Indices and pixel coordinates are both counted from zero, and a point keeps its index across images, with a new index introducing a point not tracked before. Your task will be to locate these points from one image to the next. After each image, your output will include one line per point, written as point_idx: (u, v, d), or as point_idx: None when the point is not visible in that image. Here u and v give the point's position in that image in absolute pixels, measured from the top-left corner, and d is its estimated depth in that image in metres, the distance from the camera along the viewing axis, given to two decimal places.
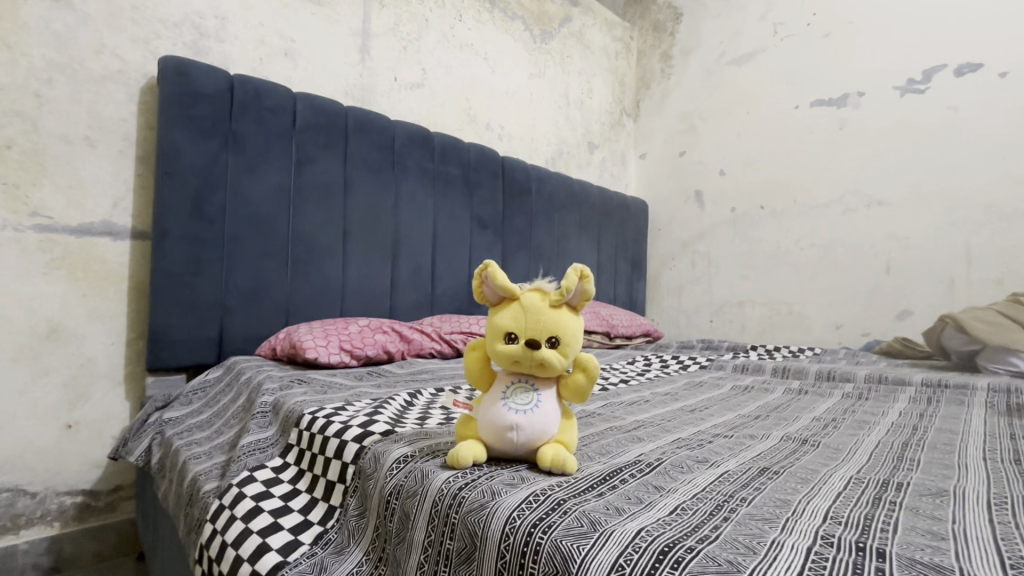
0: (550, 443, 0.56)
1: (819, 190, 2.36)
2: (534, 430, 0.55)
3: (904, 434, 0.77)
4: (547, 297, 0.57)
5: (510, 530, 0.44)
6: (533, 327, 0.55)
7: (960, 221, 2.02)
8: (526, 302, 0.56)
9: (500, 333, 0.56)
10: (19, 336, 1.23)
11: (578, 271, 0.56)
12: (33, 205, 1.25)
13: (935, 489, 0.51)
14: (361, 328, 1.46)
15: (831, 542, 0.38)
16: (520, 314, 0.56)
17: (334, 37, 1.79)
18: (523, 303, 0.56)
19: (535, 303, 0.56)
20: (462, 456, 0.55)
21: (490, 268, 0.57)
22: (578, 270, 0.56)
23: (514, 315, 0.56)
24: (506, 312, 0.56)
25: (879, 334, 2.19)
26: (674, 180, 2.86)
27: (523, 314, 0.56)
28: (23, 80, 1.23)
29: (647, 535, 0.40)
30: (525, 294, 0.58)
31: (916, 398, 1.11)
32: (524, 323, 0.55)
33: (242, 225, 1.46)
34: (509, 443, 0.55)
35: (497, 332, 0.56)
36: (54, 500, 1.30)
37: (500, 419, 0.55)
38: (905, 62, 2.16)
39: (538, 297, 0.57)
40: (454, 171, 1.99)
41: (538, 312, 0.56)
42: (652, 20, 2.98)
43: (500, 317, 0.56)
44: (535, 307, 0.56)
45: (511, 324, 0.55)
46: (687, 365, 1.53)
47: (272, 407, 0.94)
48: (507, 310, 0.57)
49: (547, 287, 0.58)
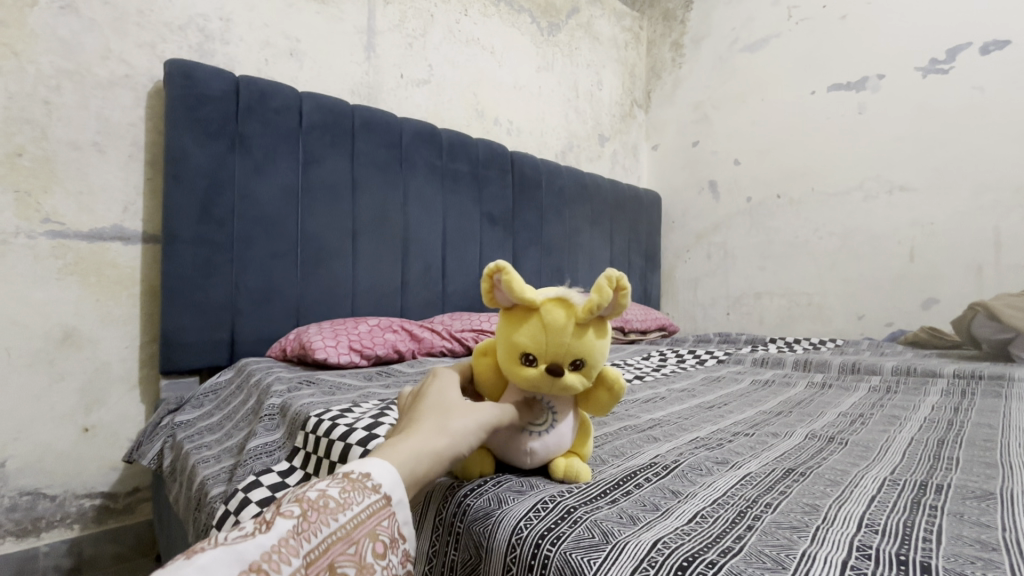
0: (568, 458, 0.54)
1: (837, 177, 2.29)
2: (550, 448, 0.53)
3: (939, 430, 0.72)
4: (572, 312, 0.51)
5: (517, 541, 0.41)
6: (556, 352, 0.50)
7: (989, 204, 1.94)
8: (548, 320, 0.51)
9: (518, 354, 0.51)
10: (35, 342, 1.24)
11: (611, 283, 0.50)
12: (45, 210, 1.25)
13: (979, 492, 0.48)
14: (371, 327, 1.44)
15: (869, 556, 0.35)
16: (542, 334, 0.51)
17: (339, 37, 1.77)
18: (545, 321, 0.51)
19: (560, 323, 0.50)
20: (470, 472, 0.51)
21: (507, 279, 0.50)
22: (611, 282, 0.50)
23: (534, 335, 0.51)
24: (526, 330, 0.51)
25: (904, 324, 2.11)
26: (687, 171, 2.80)
27: (545, 334, 0.51)
28: (32, 87, 1.24)
29: (664, 547, 0.38)
30: (546, 306, 0.52)
31: (949, 391, 1.06)
32: (546, 345, 0.51)
33: (252, 226, 1.46)
34: (521, 457, 0.53)
35: (514, 351, 0.51)
36: (73, 503, 1.31)
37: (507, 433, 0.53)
38: (928, 38, 2.07)
39: (563, 313, 0.51)
40: (462, 167, 1.96)
41: (562, 334, 0.50)
42: (661, 9, 2.91)
43: (518, 335, 0.51)
44: (560, 328, 0.50)
45: (530, 345, 0.51)
46: (705, 360, 1.49)
47: (280, 409, 0.93)
48: (526, 328, 0.51)
49: (572, 299, 0.52)
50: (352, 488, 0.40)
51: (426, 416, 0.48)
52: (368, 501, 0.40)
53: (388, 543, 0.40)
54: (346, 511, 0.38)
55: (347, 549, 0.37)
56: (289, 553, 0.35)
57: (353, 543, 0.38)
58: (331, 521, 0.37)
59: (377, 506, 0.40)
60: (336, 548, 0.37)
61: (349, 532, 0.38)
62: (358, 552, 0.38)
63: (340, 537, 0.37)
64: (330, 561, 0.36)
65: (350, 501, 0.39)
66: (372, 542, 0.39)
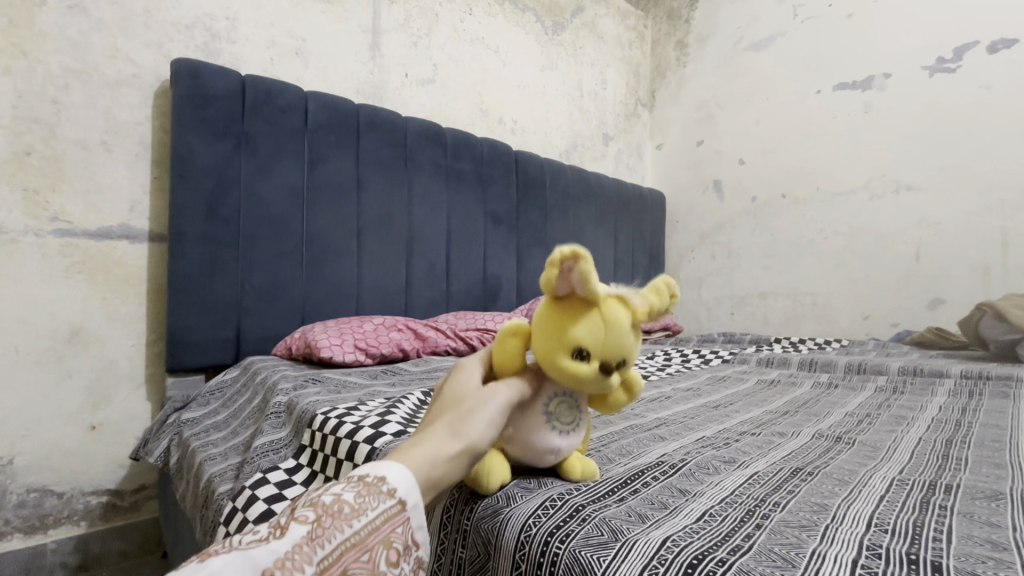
0: (578, 454, 0.55)
1: (843, 176, 2.28)
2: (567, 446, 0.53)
3: (947, 430, 0.72)
4: (631, 312, 0.51)
5: (526, 539, 0.41)
6: (611, 351, 0.49)
7: (996, 204, 1.93)
8: (611, 317, 0.49)
9: (573, 347, 0.48)
10: (44, 340, 1.25)
11: (669, 294, 0.52)
12: (53, 209, 1.26)
13: (989, 492, 0.48)
14: (376, 326, 1.45)
15: (879, 555, 0.35)
16: (603, 331, 0.49)
17: (344, 36, 1.78)
18: (608, 318, 0.49)
19: (622, 323, 0.49)
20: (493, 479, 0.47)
21: (587, 265, 0.47)
22: (669, 293, 0.52)
23: (595, 329, 0.48)
24: (587, 324, 0.48)
25: (910, 324, 2.10)
26: (692, 170, 2.79)
27: (607, 332, 0.49)
28: (41, 87, 1.24)
29: (673, 545, 0.38)
30: (607, 303, 0.50)
31: (957, 392, 1.06)
32: (604, 343, 0.49)
33: (258, 225, 1.46)
34: (536, 454, 0.52)
35: (569, 343, 0.48)
36: (81, 500, 1.32)
37: (528, 430, 0.51)
38: (935, 37, 2.06)
39: (624, 312, 0.50)
40: (467, 167, 1.96)
41: (623, 334, 0.49)
42: (666, 8, 2.90)
43: (577, 327, 0.48)
44: (621, 328, 0.49)
45: (589, 340, 0.48)
46: (710, 359, 1.48)
47: (286, 407, 0.94)
48: (587, 320, 0.48)
49: (633, 299, 0.51)
50: (367, 492, 0.40)
51: (443, 415, 0.46)
52: (383, 506, 0.39)
53: (401, 550, 0.40)
54: (360, 518, 0.38)
55: (361, 556, 0.38)
56: (303, 560, 0.36)
57: (366, 550, 0.38)
58: (344, 529, 0.38)
59: (391, 513, 0.40)
60: (349, 555, 0.37)
61: (362, 539, 0.38)
62: (371, 559, 0.38)
63: (354, 543, 0.38)
64: (342, 568, 0.37)
65: (364, 506, 0.39)
66: (385, 549, 0.39)
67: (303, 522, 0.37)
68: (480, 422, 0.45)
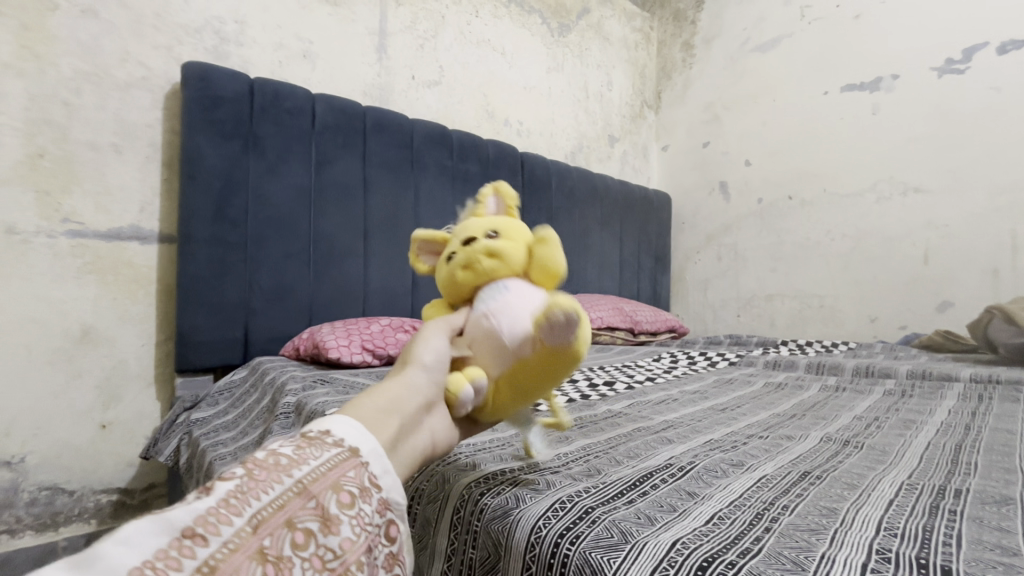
0: (543, 306, 0.52)
1: (850, 178, 2.27)
2: (517, 311, 0.52)
3: (957, 434, 0.72)
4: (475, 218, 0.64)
5: (536, 540, 0.42)
6: (466, 235, 0.60)
7: (1006, 206, 1.92)
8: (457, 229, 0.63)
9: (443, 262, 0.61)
10: (55, 340, 1.26)
11: (490, 186, 0.67)
12: (64, 210, 1.28)
13: (999, 497, 0.48)
14: (383, 327, 1.45)
15: (889, 559, 0.35)
16: (457, 238, 0.61)
17: (352, 38, 1.79)
18: (455, 232, 0.63)
19: (465, 222, 0.62)
20: (451, 386, 0.51)
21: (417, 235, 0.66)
22: (489, 186, 0.67)
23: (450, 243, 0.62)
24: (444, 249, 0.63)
25: (918, 327, 2.08)
26: (698, 172, 2.79)
27: (459, 235, 0.61)
28: (52, 90, 1.26)
29: (683, 547, 0.38)
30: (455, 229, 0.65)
31: (965, 395, 1.05)
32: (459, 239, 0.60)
33: (266, 226, 1.47)
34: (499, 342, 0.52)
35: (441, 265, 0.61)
36: (91, 498, 1.33)
37: (474, 334, 0.54)
38: (944, 38, 2.05)
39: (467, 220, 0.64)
40: (473, 168, 1.97)
41: (468, 225, 0.62)
42: (672, 9, 2.90)
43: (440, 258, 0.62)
44: (464, 225, 0.62)
45: (449, 249, 0.61)
46: (717, 362, 1.48)
47: (295, 407, 0.95)
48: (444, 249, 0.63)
49: (472, 213, 0.66)
50: (308, 445, 0.42)
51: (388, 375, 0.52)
52: (327, 454, 0.41)
53: (356, 493, 0.41)
54: (300, 466, 0.40)
55: (307, 503, 0.39)
56: (232, 511, 0.36)
57: (313, 497, 0.39)
58: (286, 475, 0.39)
59: (337, 459, 0.42)
60: (293, 503, 0.38)
61: (306, 487, 0.39)
62: (320, 505, 0.39)
63: (297, 491, 0.38)
64: (287, 517, 0.37)
65: (305, 456, 0.40)
66: (335, 494, 0.40)
67: (236, 477, 0.38)
68: (419, 361, 0.52)
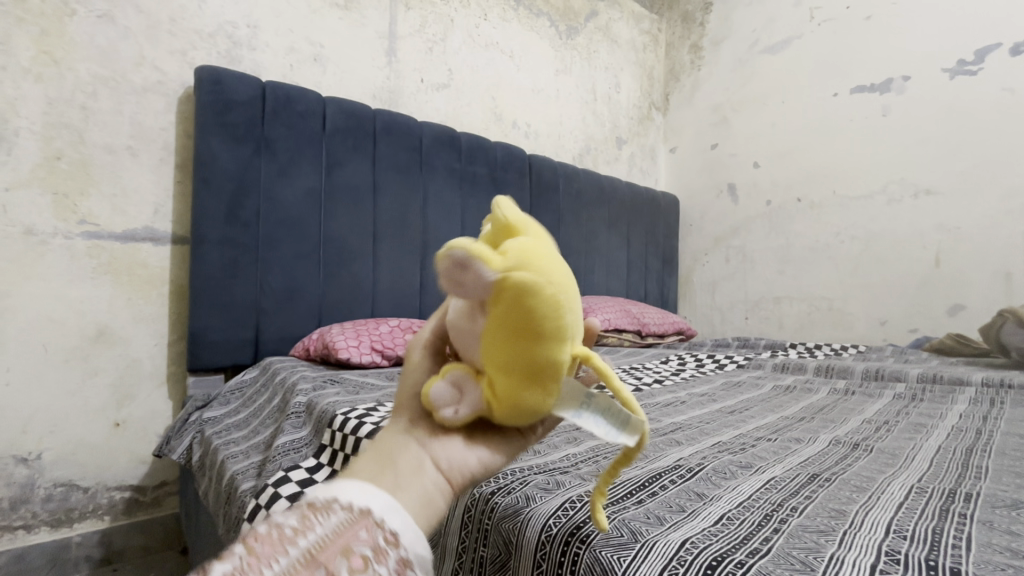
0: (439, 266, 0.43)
1: (860, 180, 2.25)
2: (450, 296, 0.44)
3: (967, 439, 0.72)
4: None
5: (546, 539, 0.42)
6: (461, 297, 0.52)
7: (1018, 209, 1.89)
8: None
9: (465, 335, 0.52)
10: (71, 339, 1.29)
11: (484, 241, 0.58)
12: (81, 212, 1.30)
13: (1008, 501, 0.48)
14: (392, 328, 1.47)
15: (898, 561, 0.36)
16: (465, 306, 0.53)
17: (361, 42, 1.81)
18: None
19: None
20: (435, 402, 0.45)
21: None
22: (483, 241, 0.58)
23: None
24: None
25: (929, 331, 2.06)
26: (706, 174, 2.78)
27: None
28: (70, 94, 1.29)
29: (693, 547, 0.38)
30: None
31: (977, 399, 1.04)
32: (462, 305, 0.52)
33: (277, 228, 1.49)
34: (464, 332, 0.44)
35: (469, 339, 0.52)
36: (105, 495, 1.36)
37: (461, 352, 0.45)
38: (956, 39, 2.03)
39: None
40: (481, 170, 1.98)
41: None
42: (681, 10, 2.90)
43: None
44: None
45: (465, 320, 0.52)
46: (725, 364, 1.48)
47: (305, 408, 0.96)
48: None
49: None
50: (315, 513, 0.37)
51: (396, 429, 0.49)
52: (333, 518, 0.37)
53: (368, 556, 0.35)
54: (306, 535, 0.36)
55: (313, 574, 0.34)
56: None
57: (320, 566, 0.34)
58: (290, 547, 0.35)
59: (344, 524, 0.37)
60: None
61: (312, 556, 0.35)
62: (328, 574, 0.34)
63: (302, 562, 0.34)
64: None
65: (309, 524, 0.36)
66: (345, 559, 0.35)
67: (233, 556, 0.34)
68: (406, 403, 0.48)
